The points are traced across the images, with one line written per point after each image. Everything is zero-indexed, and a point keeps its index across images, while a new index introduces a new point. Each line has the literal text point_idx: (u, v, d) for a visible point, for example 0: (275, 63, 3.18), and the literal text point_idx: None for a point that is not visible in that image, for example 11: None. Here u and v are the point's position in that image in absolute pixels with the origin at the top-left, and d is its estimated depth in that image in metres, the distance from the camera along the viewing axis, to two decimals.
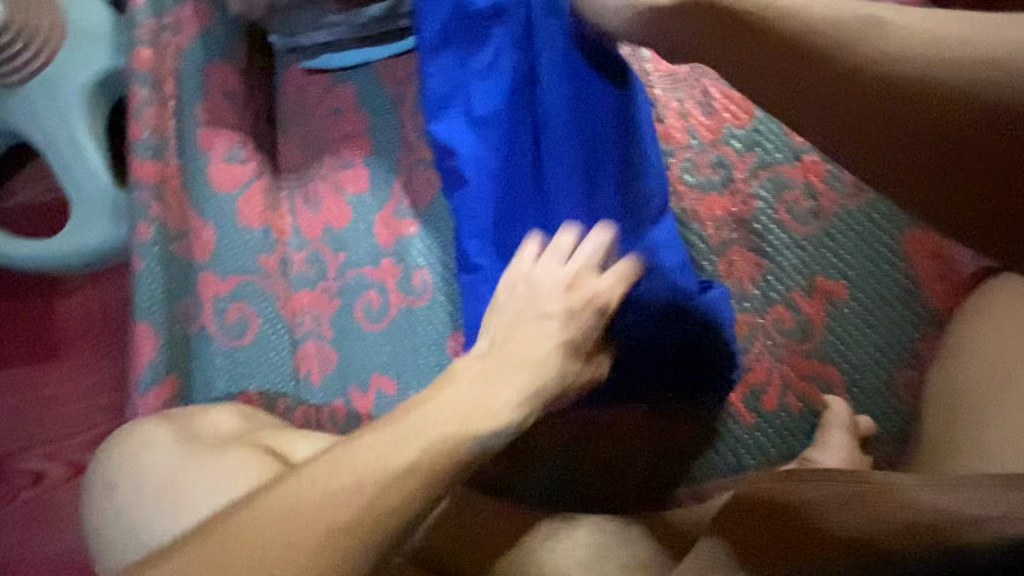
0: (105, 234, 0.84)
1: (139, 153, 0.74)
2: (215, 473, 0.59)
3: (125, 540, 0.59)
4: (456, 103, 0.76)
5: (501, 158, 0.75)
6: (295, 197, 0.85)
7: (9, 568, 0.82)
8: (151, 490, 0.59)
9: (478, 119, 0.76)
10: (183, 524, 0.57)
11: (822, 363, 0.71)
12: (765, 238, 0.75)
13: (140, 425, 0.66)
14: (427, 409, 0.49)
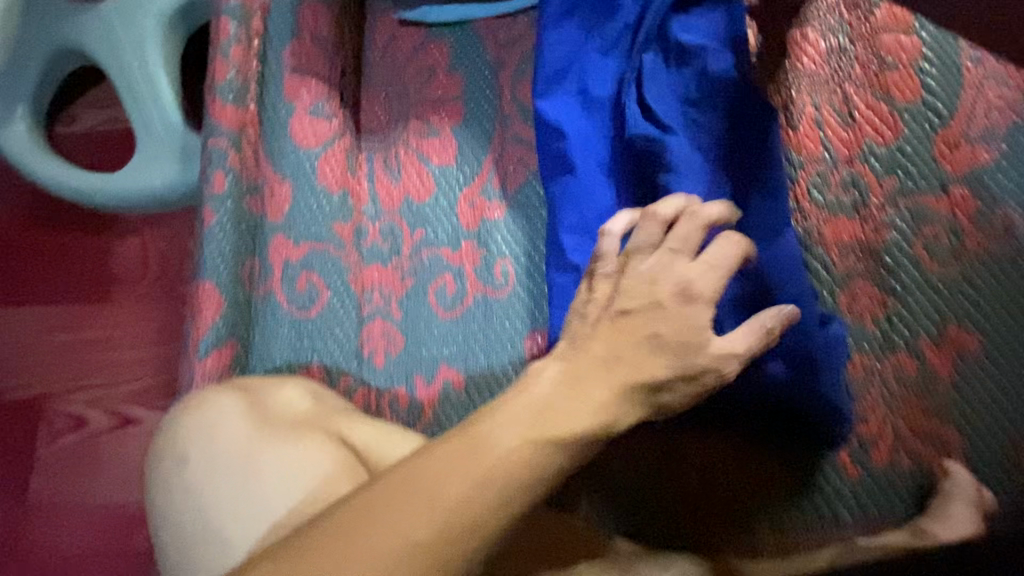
0: (169, 176, 0.78)
1: (220, 95, 0.70)
2: (295, 462, 0.57)
3: (189, 516, 0.56)
4: (570, 79, 0.69)
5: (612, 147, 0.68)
6: (375, 161, 0.78)
7: (35, 514, 0.78)
8: (227, 468, 0.57)
9: (594, 98, 0.69)
10: (255, 511, 0.54)
11: (942, 422, 0.64)
12: (894, 273, 0.68)
13: (215, 394, 0.63)
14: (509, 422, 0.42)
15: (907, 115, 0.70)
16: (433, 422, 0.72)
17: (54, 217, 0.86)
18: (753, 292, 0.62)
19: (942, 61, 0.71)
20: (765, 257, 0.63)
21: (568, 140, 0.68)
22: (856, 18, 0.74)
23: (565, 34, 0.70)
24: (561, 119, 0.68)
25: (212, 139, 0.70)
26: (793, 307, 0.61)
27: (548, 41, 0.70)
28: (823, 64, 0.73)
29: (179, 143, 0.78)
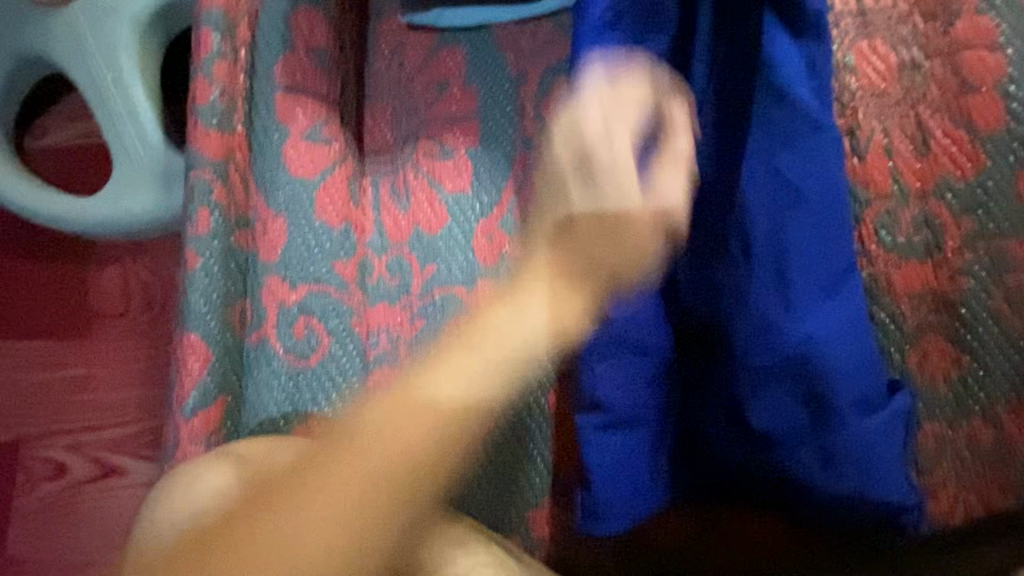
0: (149, 204, 0.69)
1: (201, 118, 0.60)
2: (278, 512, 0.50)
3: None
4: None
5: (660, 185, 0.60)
6: (381, 187, 0.69)
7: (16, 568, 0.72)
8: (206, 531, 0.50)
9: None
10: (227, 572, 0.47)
11: (1022, 502, 0.57)
12: (971, 328, 0.60)
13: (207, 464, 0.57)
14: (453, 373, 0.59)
15: (990, 145, 0.62)
16: None
17: (27, 243, 0.78)
18: (823, 358, 0.53)
19: None
20: (832, 318, 0.55)
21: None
22: (933, 29, 0.64)
23: (604, 49, 0.60)
24: (599, 148, 0.59)
25: (194, 171, 0.60)
26: (859, 375, 0.54)
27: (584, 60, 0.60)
28: (892, 82, 0.64)
29: (160, 166, 0.69)
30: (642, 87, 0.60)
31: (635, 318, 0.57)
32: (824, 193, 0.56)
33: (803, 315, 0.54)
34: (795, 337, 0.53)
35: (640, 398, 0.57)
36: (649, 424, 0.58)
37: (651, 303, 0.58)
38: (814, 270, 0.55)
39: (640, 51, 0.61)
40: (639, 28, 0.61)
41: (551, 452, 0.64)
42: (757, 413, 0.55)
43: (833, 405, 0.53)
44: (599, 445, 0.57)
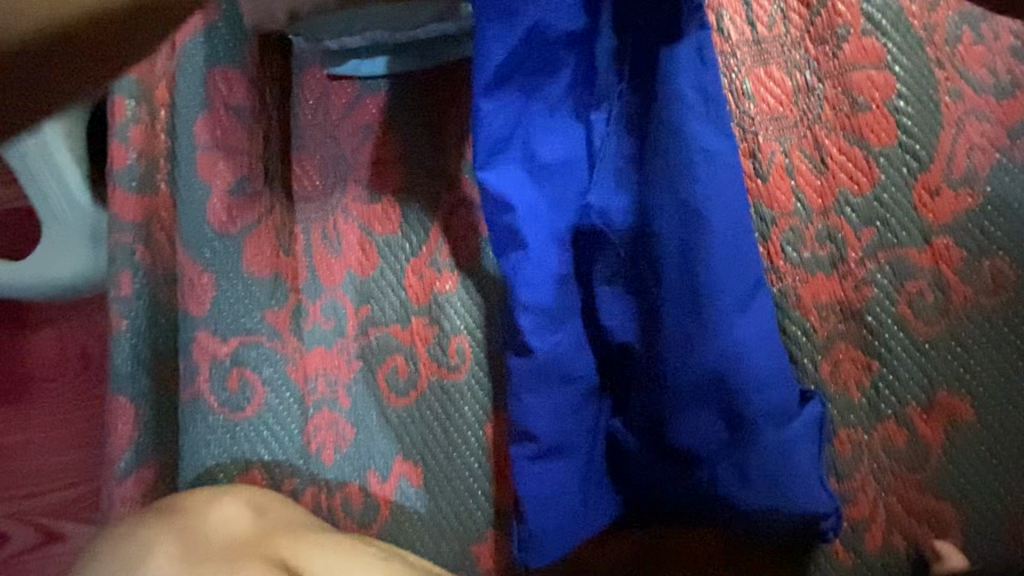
0: (82, 264, 0.71)
1: (122, 184, 0.65)
2: None
3: None
4: (516, 146, 0.60)
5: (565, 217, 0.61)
6: (313, 234, 0.70)
7: None
8: None
9: (547, 168, 0.61)
10: None
11: (937, 498, 0.59)
12: (878, 335, 0.62)
13: (139, 529, 0.54)
14: None
15: (883, 159, 0.65)
16: (393, 523, 0.66)
17: None
18: (738, 378, 0.56)
19: (918, 99, 0.66)
20: (744, 340, 0.57)
21: (522, 215, 0.59)
22: (824, 54, 0.68)
23: (506, 97, 0.59)
24: (509, 192, 0.59)
25: (117, 235, 0.65)
26: (771, 388, 0.57)
27: (484, 111, 0.59)
28: (790, 107, 0.68)
29: (89, 227, 0.70)
30: (543, 122, 0.62)
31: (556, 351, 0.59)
32: (729, 214, 0.58)
33: (717, 334, 0.57)
34: (708, 357, 0.56)
35: (568, 427, 0.59)
36: (580, 455, 0.59)
37: (571, 333, 0.60)
38: (723, 297, 0.57)
39: (543, 95, 0.62)
40: (537, 74, 0.61)
41: (491, 484, 0.65)
42: (676, 430, 0.57)
43: (749, 417, 0.56)
44: (533, 479, 0.58)
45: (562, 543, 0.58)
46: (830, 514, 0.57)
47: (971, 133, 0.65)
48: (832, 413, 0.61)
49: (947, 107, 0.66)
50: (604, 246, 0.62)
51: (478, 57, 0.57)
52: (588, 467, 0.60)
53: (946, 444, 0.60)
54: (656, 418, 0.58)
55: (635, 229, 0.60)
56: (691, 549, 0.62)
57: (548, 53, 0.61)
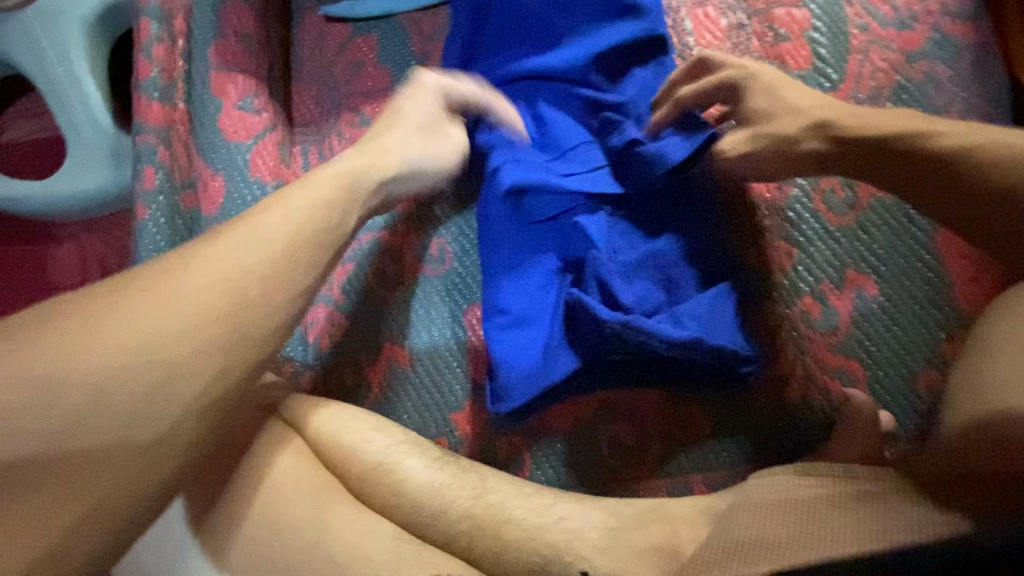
0: (103, 179, 0.80)
1: (145, 94, 0.72)
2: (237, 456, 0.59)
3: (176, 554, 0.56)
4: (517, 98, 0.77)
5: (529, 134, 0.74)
6: (309, 151, 0.79)
7: None
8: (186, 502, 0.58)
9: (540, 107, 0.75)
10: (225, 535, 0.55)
11: (847, 358, 0.69)
12: (797, 226, 0.73)
13: None
14: (202, 268, 0.51)
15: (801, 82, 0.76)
16: (381, 401, 0.75)
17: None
18: (668, 255, 0.71)
19: (831, 31, 0.77)
20: (676, 234, 0.72)
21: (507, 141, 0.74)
22: None
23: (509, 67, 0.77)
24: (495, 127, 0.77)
25: (141, 136, 0.72)
26: (696, 261, 0.71)
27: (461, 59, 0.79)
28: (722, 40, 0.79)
29: (111, 145, 0.80)
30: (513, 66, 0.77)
31: (527, 240, 0.72)
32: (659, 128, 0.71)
33: (653, 227, 0.72)
34: (641, 242, 0.71)
35: (538, 299, 0.70)
36: (548, 316, 0.70)
37: (543, 227, 0.72)
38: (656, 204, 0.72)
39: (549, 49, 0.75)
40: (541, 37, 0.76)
41: (469, 363, 0.75)
42: (623, 295, 0.68)
43: (668, 282, 0.70)
44: (502, 339, 0.69)
45: (525, 393, 0.67)
46: (750, 359, 0.67)
47: (875, 58, 0.77)
48: (757, 291, 0.72)
49: (856, 37, 0.77)
50: (575, 158, 0.72)
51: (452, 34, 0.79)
52: (554, 335, 0.69)
53: (855, 316, 0.70)
54: (607, 286, 0.68)
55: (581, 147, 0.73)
56: (626, 405, 0.71)
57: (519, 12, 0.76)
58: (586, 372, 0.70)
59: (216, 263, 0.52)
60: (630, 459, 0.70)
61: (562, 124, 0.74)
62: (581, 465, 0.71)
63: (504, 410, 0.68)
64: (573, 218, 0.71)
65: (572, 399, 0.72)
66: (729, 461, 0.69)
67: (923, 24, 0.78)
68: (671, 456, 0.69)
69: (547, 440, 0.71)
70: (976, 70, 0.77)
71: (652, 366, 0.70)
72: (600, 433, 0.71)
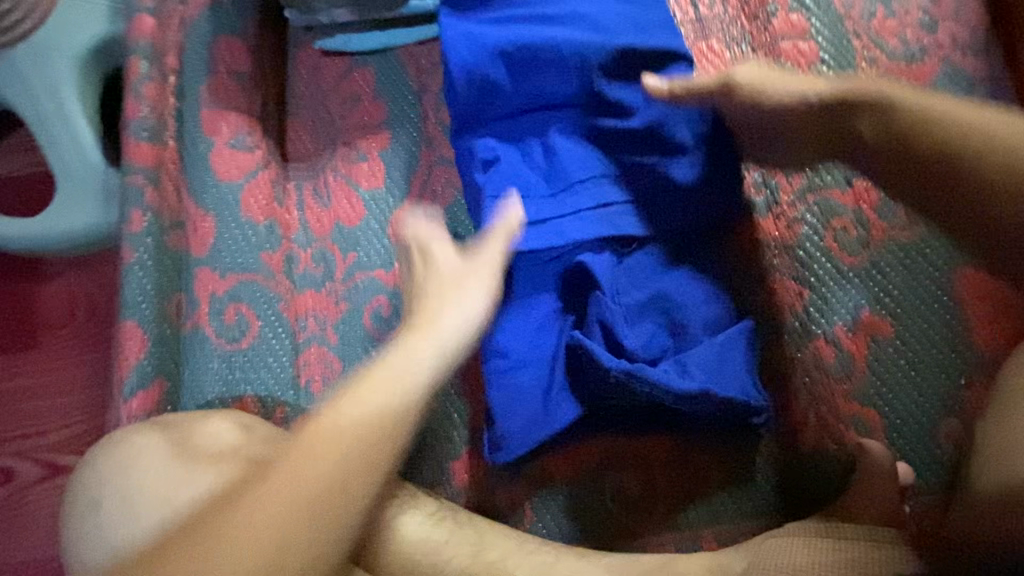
0: (92, 217, 0.78)
1: (134, 134, 0.68)
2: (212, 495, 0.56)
3: None
4: (525, 131, 0.72)
5: (533, 169, 0.70)
6: (304, 189, 0.78)
7: None
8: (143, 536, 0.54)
9: (551, 136, 0.71)
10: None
11: (864, 405, 0.66)
12: (809, 266, 0.70)
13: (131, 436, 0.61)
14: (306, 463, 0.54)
15: None
16: None
17: None
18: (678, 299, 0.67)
19: (839, 64, 0.76)
20: (690, 277, 0.68)
21: (507, 174, 0.69)
22: (756, 28, 0.79)
23: (517, 98, 0.71)
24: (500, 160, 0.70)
25: (128, 177, 0.68)
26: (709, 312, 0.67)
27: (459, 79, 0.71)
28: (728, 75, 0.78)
29: (101, 182, 0.78)
30: (518, 96, 0.71)
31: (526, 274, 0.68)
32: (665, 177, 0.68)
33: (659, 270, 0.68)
34: (647, 287, 0.67)
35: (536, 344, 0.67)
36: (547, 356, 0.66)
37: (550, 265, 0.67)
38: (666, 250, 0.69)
39: (562, 79, 0.71)
40: (553, 67, 0.70)
41: (467, 408, 0.72)
42: (626, 337, 0.65)
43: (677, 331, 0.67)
44: (501, 385, 0.65)
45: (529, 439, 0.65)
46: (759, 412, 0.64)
47: None
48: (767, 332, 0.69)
49: (865, 71, 0.76)
50: (582, 191, 0.68)
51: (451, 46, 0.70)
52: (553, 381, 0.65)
53: (871, 360, 0.67)
54: (611, 330, 0.65)
55: (586, 184, 0.68)
56: (633, 452, 0.68)
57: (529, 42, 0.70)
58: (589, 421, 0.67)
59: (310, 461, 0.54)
60: (636, 510, 0.67)
61: (568, 159, 0.69)
62: (585, 517, 0.67)
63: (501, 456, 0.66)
64: (577, 264, 0.66)
65: (573, 446, 0.69)
66: (736, 511, 0.67)
67: (933, 57, 0.76)
68: (676, 508, 0.67)
69: (549, 491, 0.68)
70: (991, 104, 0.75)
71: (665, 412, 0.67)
72: (605, 483, 0.68)
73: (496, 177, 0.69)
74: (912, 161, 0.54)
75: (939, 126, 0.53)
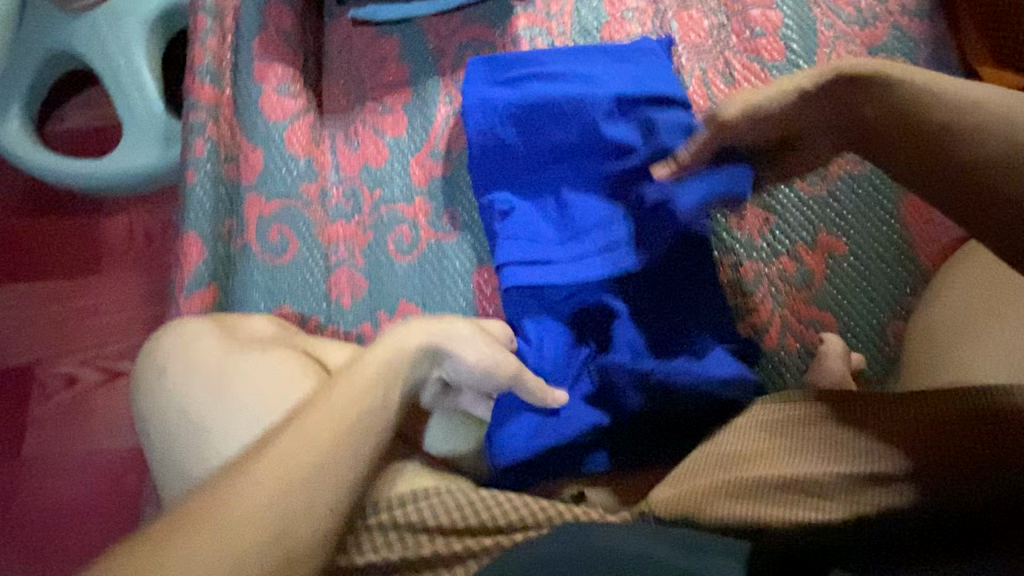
0: (153, 158, 0.90)
1: (199, 76, 0.82)
2: (260, 364, 0.65)
3: (197, 463, 0.62)
4: (546, 182, 0.79)
5: (551, 220, 0.78)
6: (337, 136, 0.89)
7: (41, 460, 0.89)
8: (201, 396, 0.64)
9: (563, 192, 0.78)
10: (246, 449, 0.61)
11: (822, 310, 0.76)
12: (774, 196, 0.81)
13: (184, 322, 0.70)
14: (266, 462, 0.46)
15: (775, 72, 0.86)
16: None
17: (51, 197, 0.99)
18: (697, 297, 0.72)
19: (801, 28, 0.88)
20: (687, 303, 0.73)
21: (524, 224, 0.77)
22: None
23: (532, 157, 0.79)
24: (523, 208, 0.78)
25: (193, 113, 0.81)
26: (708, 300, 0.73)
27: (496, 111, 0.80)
28: (706, 38, 0.89)
29: (162, 127, 0.90)
30: (534, 152, 0.79)
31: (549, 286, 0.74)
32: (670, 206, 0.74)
33: (678, 279, 0.74)
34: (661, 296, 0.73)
35: (563, 368, 0.72)
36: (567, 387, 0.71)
37: (561, 302, 0.74)
38: (658, 267, 0.74)
39: (563, 122, 0.78)
40: (556, 119, 0.79)
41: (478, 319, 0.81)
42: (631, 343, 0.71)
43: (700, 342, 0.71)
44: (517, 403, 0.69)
45: (529, 446, 0.67)
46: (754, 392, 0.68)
47: (841, 51, 0.87)
48: (736, 249, 0.79)
49: (823, 34, 0.88)
50: (591, 237, 0.75)
51: (482, 93, 0.80)
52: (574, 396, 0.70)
53: (828, 273, 0.78)
54: (635, 351, 0.70)
55: (597, 231, 0.75)
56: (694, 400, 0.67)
57: (548, 114, 0.79)
58: (613, 445, 0.70)
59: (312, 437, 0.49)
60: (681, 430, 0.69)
61: (577, 201, 0.77)
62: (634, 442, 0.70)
63: (504, 462, 0.68)
64: (591, 299, 0.73)
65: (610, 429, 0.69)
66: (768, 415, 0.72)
67: (883, 22, 0.88)
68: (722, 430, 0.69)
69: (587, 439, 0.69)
70: (931, 61, 0.87)
71: (672, 404, 0.68)
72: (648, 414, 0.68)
73: (512, 225, 0.77)
74: (914, 142, 0.54)
75: (940, 110, 0.53)
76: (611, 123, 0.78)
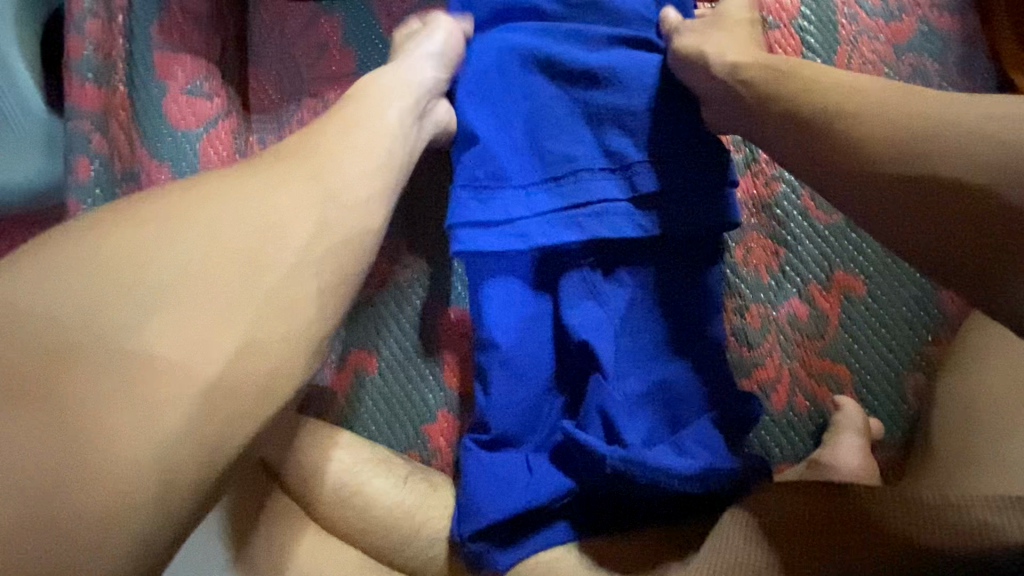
0: (36, 170, 0.73)
1: (77, 74, 0.64)
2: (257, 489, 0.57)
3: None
4: (524, 113, 0.61)
5: (522, 157, 0.60)
6: (267, 142, 0.71)
7: None
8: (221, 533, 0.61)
9: (540, 130, 0.60)
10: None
11: (835, 362, 0.67)
12: (784, 225, 0.70)
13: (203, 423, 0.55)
14: (184, 280, 0.41)
15: None
16: (347, 411, 0.70)
17: None
18: (694, 324, 0.62)
19: (819, 19, 0.75)
20: (698, 360, 0.61)
21: (483, 172, 0.59)
22: None
23: (515, 84, 0.61)
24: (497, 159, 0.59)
25: (74, 121, 0.65)
26: (699, 344, 0.62)
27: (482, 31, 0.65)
28: None
29: (44, 133, 0.73)
30: (515, 79, 0.62)
31: (516, 284, 0.61)
32: (676, 216, 0.59)
33: (676, 342, 0.61)
34: (663, 342, 0.61)
35: (533, 422, 0.61)
36: (539, 442, 0.61)
37: (525, 269, 0.61)
38: (677, 289, 0.62)
39: (536, 40, 0.61)
40: (544, 42, 0.61)
41: (443, 372, 0.70)
42: (627, 432, 0.58)
43: (699, 397, 0.60)
44: (479, 472, 0.59)
45: (500, 507, 0.57)
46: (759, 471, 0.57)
47: (863, 49, 0.75)
48: (743, 291, 0.69)
49: (844, 27, 0.75)
50: (563, 192, 0.59)
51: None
52: (540, 449, 0.60)
53: (844, 318, 0.68)
54: (610, 423, 0.58)
55: (577, 176, 0.59)
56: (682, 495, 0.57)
57: (543, 32, 0.62)
58: (583, 516, 0.59)
59: (222, 234, 0.43)
60: (668, 505, 0.58)
61: (556, 144, 0.60)
62: (617, 509, 0.59)
63: (472, 529, 0.57)
64: (579, 294, 0.61)
65: (578, 505, 0.59)
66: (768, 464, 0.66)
67: (911, 14, 0.76)
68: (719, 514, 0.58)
69: (551, 519, 0.58)
70: (963, 64, 0.76)
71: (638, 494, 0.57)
72: (627, 493, 0.58)
73: (467, 167, 0.59)
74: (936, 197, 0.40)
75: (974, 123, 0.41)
76: (598, 54, 0.61)
